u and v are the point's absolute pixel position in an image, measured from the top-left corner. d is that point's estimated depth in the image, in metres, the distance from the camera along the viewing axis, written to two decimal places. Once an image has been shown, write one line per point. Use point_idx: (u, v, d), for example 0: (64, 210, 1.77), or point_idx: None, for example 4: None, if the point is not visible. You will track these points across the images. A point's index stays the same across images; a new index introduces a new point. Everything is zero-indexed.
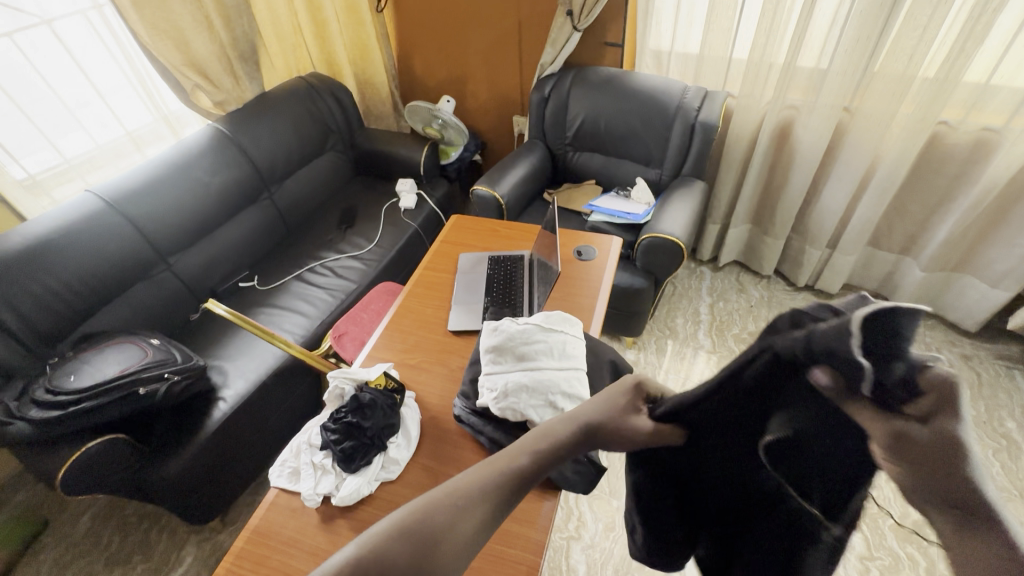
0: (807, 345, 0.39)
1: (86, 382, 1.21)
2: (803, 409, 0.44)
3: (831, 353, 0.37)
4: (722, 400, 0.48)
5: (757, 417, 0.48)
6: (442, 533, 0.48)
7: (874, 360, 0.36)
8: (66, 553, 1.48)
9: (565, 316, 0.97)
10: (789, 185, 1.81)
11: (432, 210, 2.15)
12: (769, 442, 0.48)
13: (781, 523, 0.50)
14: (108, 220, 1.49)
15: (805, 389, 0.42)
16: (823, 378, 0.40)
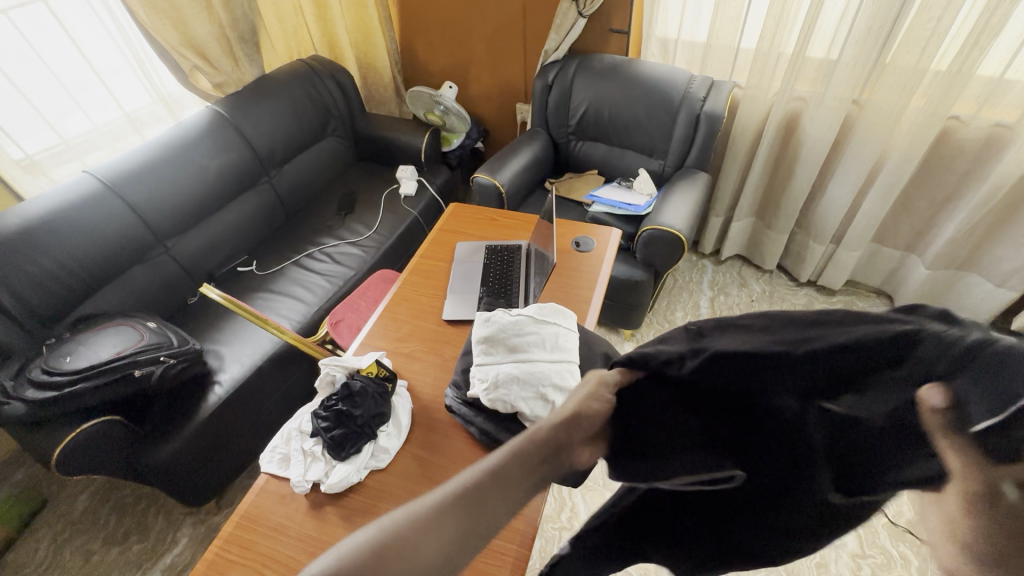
0: (960, 352, 0.41)
1: (82, 363, 1.22)
2: (886, 392, 0.45)
3: (1000, 370, 0.38)
4: (829, 350, 0.46)
5: (843, 377, 0.46)
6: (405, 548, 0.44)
7: None
8: (64, 531, 1.50)
9: (560, 308, 0.95)
10: (794, 179, 1.78)
11: (433, 197, 2.13)
12: (824, 408, 0.48)
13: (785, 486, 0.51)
14: (105, 201, 1.48)
15: (908, 385, 0.44)
16: (939, 393, 0.42)
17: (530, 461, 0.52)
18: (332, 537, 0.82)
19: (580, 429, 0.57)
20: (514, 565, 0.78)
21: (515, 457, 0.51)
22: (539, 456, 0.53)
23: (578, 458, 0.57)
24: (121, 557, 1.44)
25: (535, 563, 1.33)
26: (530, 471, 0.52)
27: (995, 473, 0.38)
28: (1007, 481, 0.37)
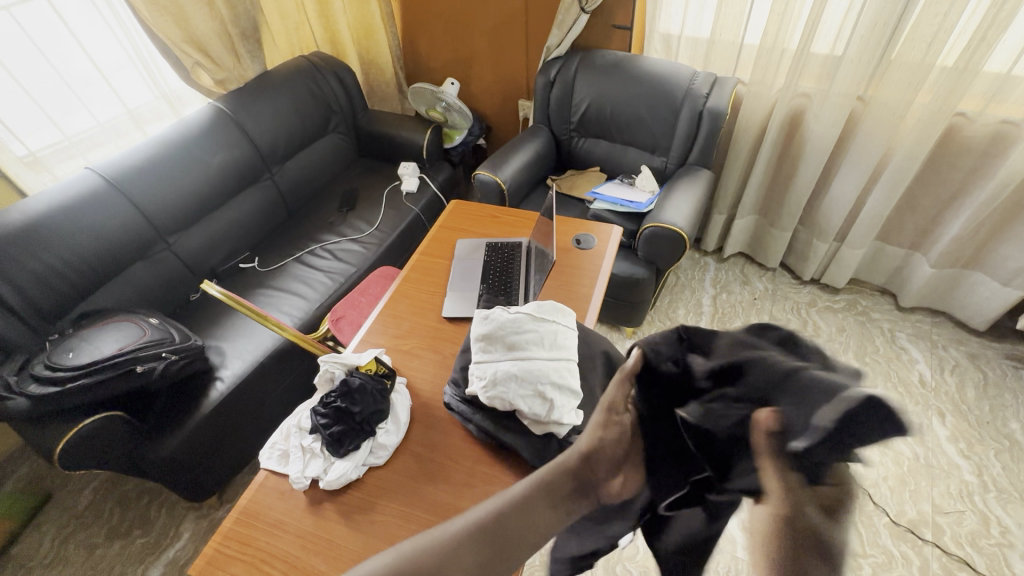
0: (785, 373, 0.45)
1: (84, 359, 1.22)
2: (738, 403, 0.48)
3: (808, 392, 0.42)
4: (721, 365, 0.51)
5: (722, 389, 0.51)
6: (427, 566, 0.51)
7: (837, 427, 0.39)
8: (68, 525, 1.52)
9: (559, 306, 0.95)
10: (798, 176, 1.77)
11: (434, 194, 2.13)
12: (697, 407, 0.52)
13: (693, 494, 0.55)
14: (107, 198, 1.48)
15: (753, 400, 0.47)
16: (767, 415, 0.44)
17: (558, 491, 0.55)
18: (330, 533, 0.82)
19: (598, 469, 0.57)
20: None
21: (543, 487, 0.56)
22: (567, 487, 0.56)
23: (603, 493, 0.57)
24: (124, 550, 1.45)
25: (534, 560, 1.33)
26: (558, 501, 0.55)
27: (804, 495, 0.41)
28: (811, 505, 0.41)
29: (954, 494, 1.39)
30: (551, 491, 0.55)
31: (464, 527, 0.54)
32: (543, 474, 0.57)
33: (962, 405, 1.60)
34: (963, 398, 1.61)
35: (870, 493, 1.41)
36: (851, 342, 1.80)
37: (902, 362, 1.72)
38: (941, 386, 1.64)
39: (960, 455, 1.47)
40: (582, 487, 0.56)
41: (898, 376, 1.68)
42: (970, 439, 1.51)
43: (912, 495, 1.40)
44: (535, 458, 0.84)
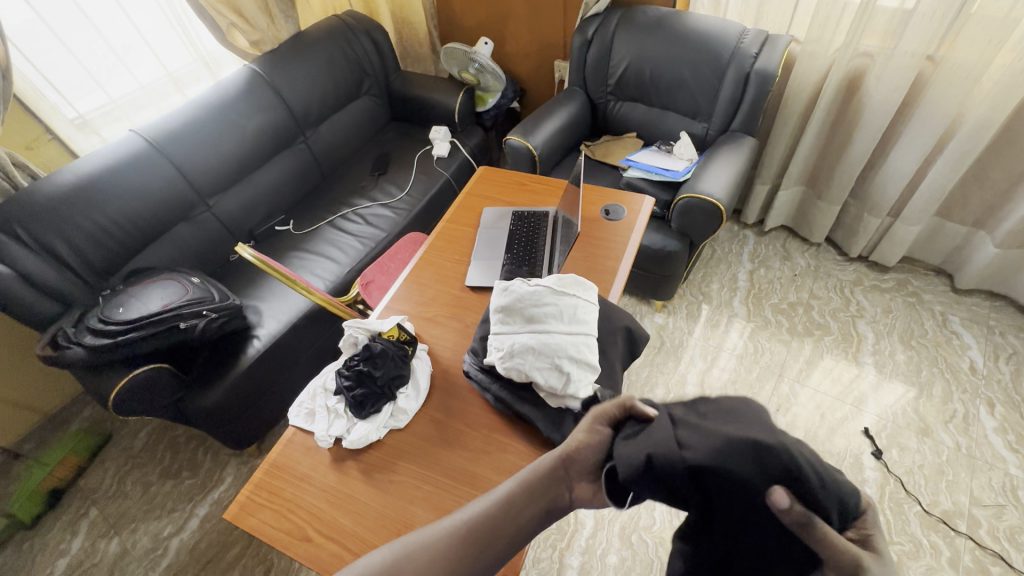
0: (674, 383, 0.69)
1: (133, 314, 1.30)
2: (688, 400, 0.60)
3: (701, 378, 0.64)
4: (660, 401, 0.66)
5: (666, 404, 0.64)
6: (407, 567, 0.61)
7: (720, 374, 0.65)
8: (126, 463, 1.66)
9: (580, 279, 0.93)
10: (852, 145, 1.64)
11: (465, 159, 2.10)
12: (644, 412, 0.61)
13: (712, 446, 0.50)
14: (150, 160, 1.53)
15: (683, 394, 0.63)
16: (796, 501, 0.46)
17: (535, 491, 0.65)
18: (352, 489, 0.86)
19: (576, 467, 0.65)
20: None
21: (523, 489, 0.66)
22: (544, 485, 0.66)
23: (578, 492, 0.64)
24: (175, 489, 1.59)
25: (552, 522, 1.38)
26: (534, 501, 0.65)
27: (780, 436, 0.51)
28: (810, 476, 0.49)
29: (995, 488, 1.33)
30: (529, 495, 0.65)
31: (447, 533, 0.64)
32: (521, 480, 0.66)
33: (1015, 395, 1.50)
34: (1017, 388, 1.51)
35: (902, 480, 1.36)
36: (897, 324, 1.70)
37: (951, 347, 1.62)
38: (993, 374, 1.54)
39: (1007, 447, 1.39)
40: (556, 484, 0.66)
41: (946, 362, 1.58)
42: (1020, 432, 1.42)
43: (949, 485, 1.34)
44: (550, 430, 0.85)
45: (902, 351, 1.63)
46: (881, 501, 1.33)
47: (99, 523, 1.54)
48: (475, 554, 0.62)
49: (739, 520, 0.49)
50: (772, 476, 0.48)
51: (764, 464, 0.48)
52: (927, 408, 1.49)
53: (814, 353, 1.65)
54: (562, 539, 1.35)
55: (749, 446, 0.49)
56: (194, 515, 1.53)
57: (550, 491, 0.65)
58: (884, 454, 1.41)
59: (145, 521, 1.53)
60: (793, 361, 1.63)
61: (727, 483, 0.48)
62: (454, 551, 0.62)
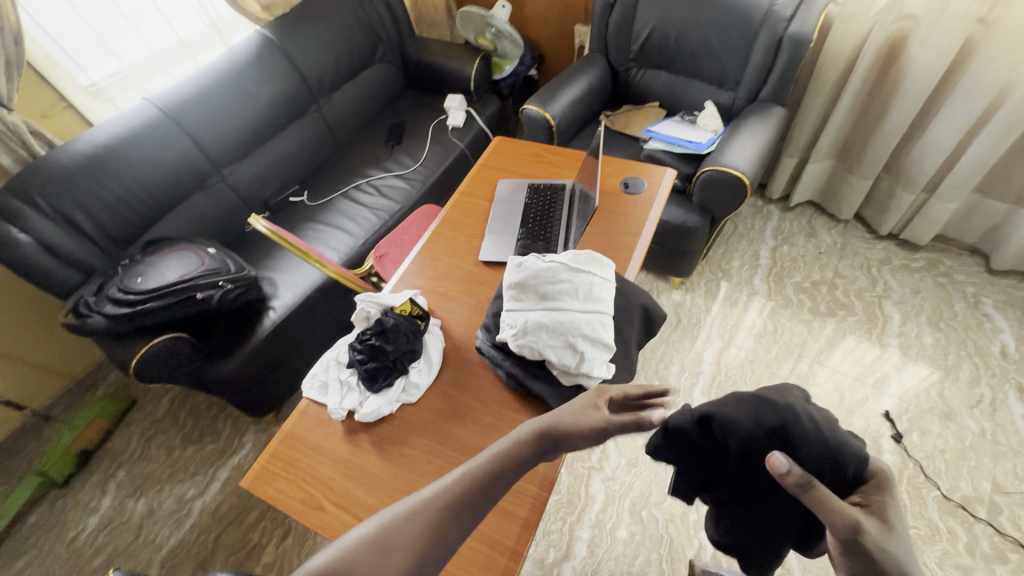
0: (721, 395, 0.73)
1: (151, 284, 1.31)
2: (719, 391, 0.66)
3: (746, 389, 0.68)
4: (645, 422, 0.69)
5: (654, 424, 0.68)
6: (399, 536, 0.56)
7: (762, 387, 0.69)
8: (150, 427, 1.72)
9: (596, 256, 0.89)
10: (889, 116, 1.55)
11: (481, 130, 2.05)
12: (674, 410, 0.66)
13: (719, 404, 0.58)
14: (164, 128, 1.52)
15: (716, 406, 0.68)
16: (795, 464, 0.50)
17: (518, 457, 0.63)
18: (364, 461, 0.87)
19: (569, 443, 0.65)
20: (532, 507, 0.79)
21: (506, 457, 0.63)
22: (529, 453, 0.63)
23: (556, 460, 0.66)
24: (198, 453, 1.64)
25: (563, 495, 1.39)
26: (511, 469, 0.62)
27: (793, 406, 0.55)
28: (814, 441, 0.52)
29: (1019, 475, 1.29)
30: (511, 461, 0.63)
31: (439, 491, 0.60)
32: (506, 445, 0.64)
33: None
34: None
35: (921, 465, 1.33)
36: (925, 306, 1.64)
37: (981, 330, 1.56)
38: None
39: None
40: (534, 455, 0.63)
41: (975, 346, 1.53)
42: None
43: (971, 471, 1.31)
44: (562, 408, 0.84)
45: (929, 333, 1.57)
46: (899, 486, 1.30)
47: (126, 484, 1.60)
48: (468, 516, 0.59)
49: (747, 474, 0.55)
50: (771, 429, 0.53)
51: (764, 422, 0.54)
52: (952, 392, 1.45)
53: (836, 333, 1.60)
54: (572, 512, 1.36)
55: (756, 409, 0.55)
56: (215, 479, 1.58)
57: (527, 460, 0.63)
58: (904, 438, 1.38)
59: (170, 483, 1.59)
60: (814, 341, 1.59)
61: (733, 434, 0.55)
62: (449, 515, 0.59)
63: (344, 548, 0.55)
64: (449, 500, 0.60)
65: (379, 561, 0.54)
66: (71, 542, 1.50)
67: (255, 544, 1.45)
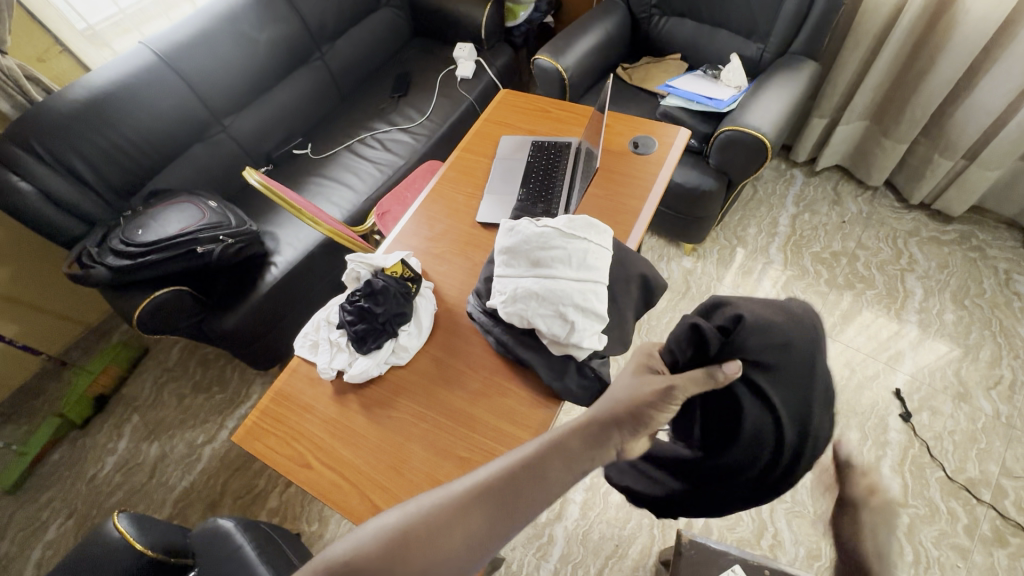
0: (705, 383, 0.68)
1: (151, 237, 1.31)
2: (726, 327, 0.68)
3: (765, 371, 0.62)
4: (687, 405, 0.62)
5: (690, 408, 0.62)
6: (418, 536, 0.52)
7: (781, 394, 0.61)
8: (161, 376, 1.77)
9: (593, 221, 0.84)
10: (933, 74, 1.42)
11: (491, 82, 1.95)
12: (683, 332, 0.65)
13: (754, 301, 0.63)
14: (160, 75, 1.47)
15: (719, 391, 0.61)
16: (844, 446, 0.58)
17: (567, 451, 0.57)
18: (351, 422, 0.87)
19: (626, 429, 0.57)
20: None
21: (553, 449, 0.57)
22: (579, 447, 0.57)
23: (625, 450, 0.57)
24: (207, 402, 1.69)
25: None
26: (567, 464, 0.56)
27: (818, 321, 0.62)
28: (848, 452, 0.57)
29: None
30: (562, 454, 0.57)
31: (472, 485, 0.56)
32: (554, 434, 0.58)
33: None
34: None
35: (928, 445, 1.30)
36: (951, 282, 1.55)
37: (1009, 310, 1.48)
38: None
39: None
40: (594, 443, 0.57)
41: (1000, 325, 1.46)
42: None
43: (980, 453, 1.27)
44: (551, 378, 0.82)
45: (952, 310, 1.50)
46: (902, 465, 1.27)
47: (141, 427, 1.67)
48: (504, 517, 0.54)
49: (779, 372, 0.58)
50: (800, 318, 0.61)
51: (798, 315, 0.61)
52: (970, 372, 1.39)
53: (853, 307, 1.54)
54: None
55: (780, 313, 0.61)
56: (223, 427, 1.63)
57: (587, 449, 0.57)
58: (914, 417, 1.34)
59: (181, 430, 1.65)
60: (827, 315, 1.53)
61: (764, 313, 0.60)
62: (476, 514, 0.54)
63: (361, 539, 0.53)
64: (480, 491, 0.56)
65: (389, 561, 0.51)
66: (90, 480, 1.58)
67: (260, 491, 1.50)
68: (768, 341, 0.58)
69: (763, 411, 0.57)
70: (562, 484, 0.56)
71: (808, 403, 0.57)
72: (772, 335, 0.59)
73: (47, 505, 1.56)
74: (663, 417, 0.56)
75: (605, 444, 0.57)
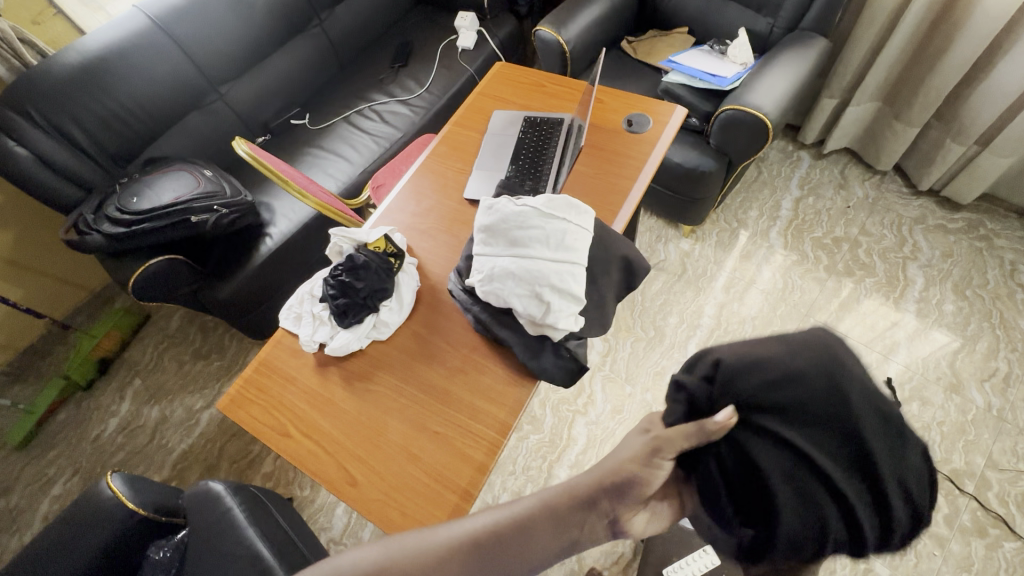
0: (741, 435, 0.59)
1: (146, 205, 1.31)
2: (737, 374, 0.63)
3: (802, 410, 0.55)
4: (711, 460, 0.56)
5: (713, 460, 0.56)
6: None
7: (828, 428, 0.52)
8: (162, 342, 1.81)
9: (573, 202, 0.83)
10: (949, 54, 1.36)
11: (493, 53, 1.90)
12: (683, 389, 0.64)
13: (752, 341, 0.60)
14: (154, 40, 1.46)
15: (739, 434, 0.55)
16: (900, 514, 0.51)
17: (559, 514, 0.56)
18: (331, 394, 0.89)
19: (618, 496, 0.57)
20: (488, 451, 0.80)
21: (543, 509, 0.57)
22: (570, 511, 0.56)
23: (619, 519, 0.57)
24: (206, 369, 1.73)
25: (545, 435, 1.42)
26: (557, 526, 0.56)
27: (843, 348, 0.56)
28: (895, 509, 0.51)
29: (1018, 453, 1.25)
30: (553, 515, 0.56)
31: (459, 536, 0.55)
32: (549, 493, 0.58)
33: None
34: None
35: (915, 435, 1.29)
36: (954, 271, 1.52)
37: (1012, 302, 1.45)
38: None
39: None
40: (586, 508, 0.57)
41: (1001, 317, 1.43)
42: None
43: (967, 445, 1.27)
44: (527, 357, 0.82)
45: (953, 300, 1.47)
46: None
47: (142, 391, 1.71)
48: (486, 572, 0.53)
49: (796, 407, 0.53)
50: (813, 348, 0.56)
51: (804, 346, 0.56)
52: (964, 363, 1.37)
53: (852, 294, 1.51)
54: (553, 451, 1.39)
55: (776, 345, 0.58)
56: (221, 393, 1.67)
57: (578, 513, 0.56)
58: (903, 406, 1.33)
59: (180, 395, 1.69)
60: (825, 302, 1.51)
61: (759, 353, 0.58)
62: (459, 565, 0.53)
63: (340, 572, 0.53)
64: (465, 544, 0.55)
65: None
66: (94, 440, 1.64)
67: (255, 456, 1.55)
68: (762, 377, 0.56)
69: (791, 454, 0.52)
70: (548, 551, 0.55)
71: (844, 440, 0.51)
72: (765, 371, 0.56)
73: (53, 463, 1.62)
74: (656, 475, 0.58)
75: (593, 510, 0.57)
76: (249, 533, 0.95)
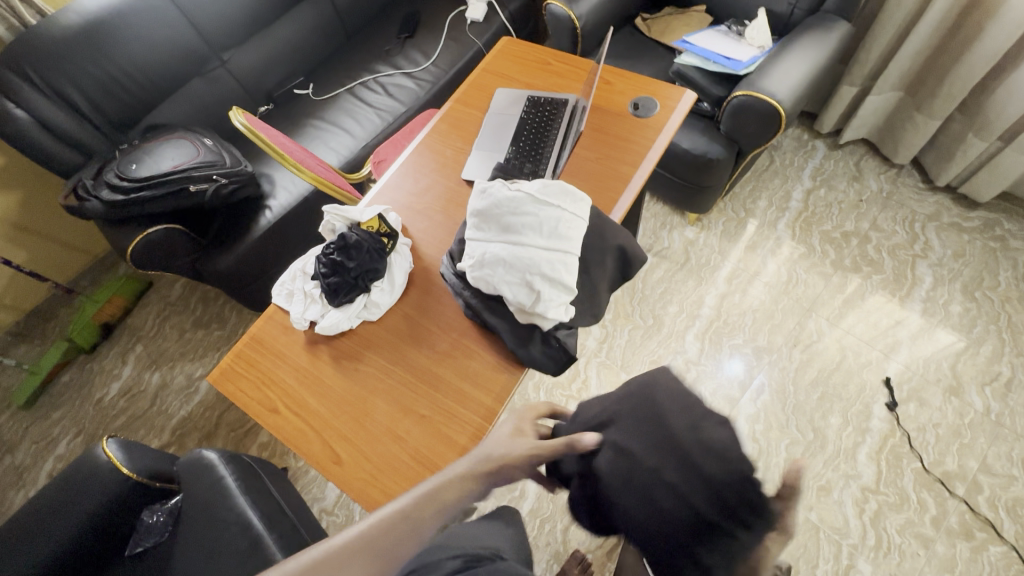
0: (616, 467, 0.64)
1: (145, 172, 1.30)
2: None
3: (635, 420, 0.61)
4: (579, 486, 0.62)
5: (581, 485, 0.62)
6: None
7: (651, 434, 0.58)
8: (164, 309, 1.83)
9: (569, 188, 0.81)
10: (978, 44, 1.29)
11: (504, 27, 1.84)
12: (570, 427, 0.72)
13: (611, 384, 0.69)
14: (156, 3, 1.42)
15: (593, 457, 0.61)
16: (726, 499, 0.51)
17: (453, 496, 0.62)
18: (320, 372, 0.89)
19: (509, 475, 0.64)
20: (473, 437, 0.80)
21: (432, 497, 0.61)
22: (461, 493, 0.62)
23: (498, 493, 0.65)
24: (207, 338, 1.75)
25: None
26: (452, 506, 0.62)
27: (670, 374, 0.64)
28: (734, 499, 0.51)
29: (1012, 458, 1.23)
30: (448, 496, 0.62)
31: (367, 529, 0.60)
32: (448, 477, 0.63)
33: None
34: None
35: (910, 436, 1.28)
36: (965, 271, 1.48)
37: (1020, 305, 1.41)
38: None
39: None
40: (475, 489, 0.63)
41: (1008, 320, 1.40)
42: None
43: (961, 448, 1.25)
44: (515, 345, 0.82)
45: (960, 301, 1.44)
46: (879, 452, 1.27)
47: (144, 357, 1.74)
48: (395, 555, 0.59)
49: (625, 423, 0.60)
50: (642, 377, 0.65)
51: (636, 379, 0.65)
52: (966, 366, 1.35)
53: (856, 291, 1.48)
54: None
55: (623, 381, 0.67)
56: None
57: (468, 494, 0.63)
58: (900, 407, 1.31)
59: (181, 362, 1.71)
60: (829, 297, 1.48)
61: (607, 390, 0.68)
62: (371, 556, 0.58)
63: None
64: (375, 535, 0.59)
65: None
66: (96, 403, 1.68)
67: (252, 426, 1.57)
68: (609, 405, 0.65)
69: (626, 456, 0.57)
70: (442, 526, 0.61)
71: (664, 439, 0.55)
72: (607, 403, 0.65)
73: (58, 423, 1.66)
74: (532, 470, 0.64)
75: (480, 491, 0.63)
76: (239, 501, 0.97)
